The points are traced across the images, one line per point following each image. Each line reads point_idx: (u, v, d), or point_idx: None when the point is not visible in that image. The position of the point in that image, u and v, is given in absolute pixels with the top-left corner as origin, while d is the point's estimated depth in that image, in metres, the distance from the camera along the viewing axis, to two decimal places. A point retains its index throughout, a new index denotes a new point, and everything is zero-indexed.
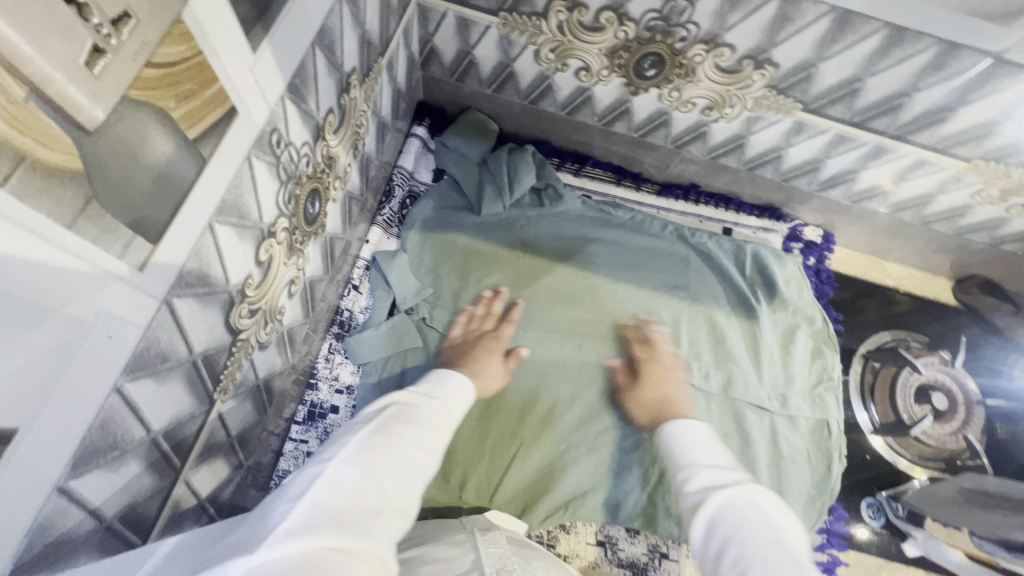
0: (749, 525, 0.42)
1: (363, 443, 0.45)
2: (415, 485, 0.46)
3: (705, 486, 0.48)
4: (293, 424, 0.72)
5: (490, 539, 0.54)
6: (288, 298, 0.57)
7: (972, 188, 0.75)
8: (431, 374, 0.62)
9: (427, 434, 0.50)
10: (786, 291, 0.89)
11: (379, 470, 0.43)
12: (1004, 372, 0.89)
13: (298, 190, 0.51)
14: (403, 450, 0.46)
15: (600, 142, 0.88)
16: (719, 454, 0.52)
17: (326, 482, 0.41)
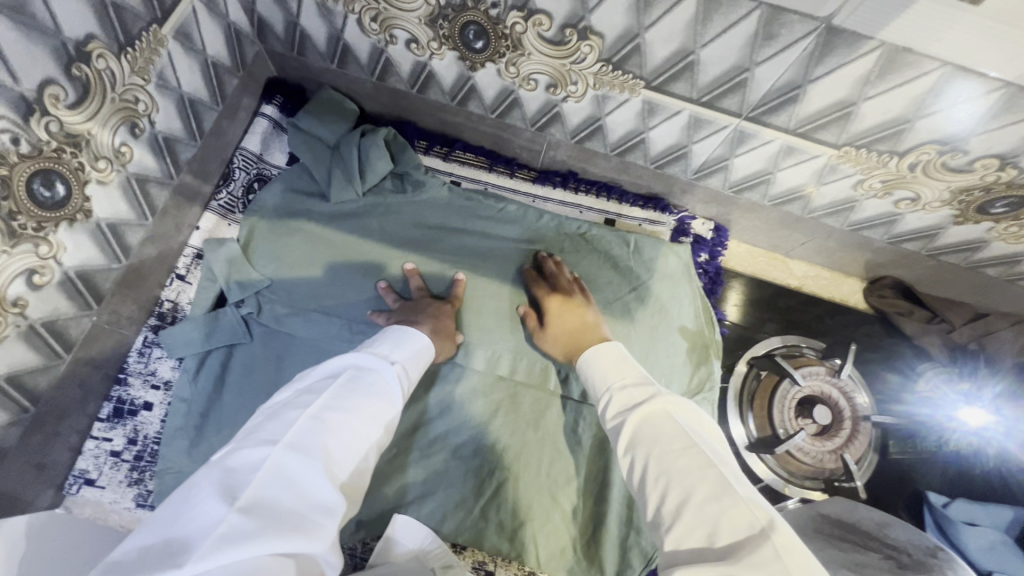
0: (666, 439, 0.45)
1: (316, 423, 0.43)
2: (361, 463, 0.46)
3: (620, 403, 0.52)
4: (97, 420, 0.68)
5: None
6: (28, 288, 0.52)
7: (852, 178, 0.66)
8: (389, 330, 0.61)
9: (380, 404, 0.49)
10: (665, 288, 0.80)
11: (328, 456, 0.42)
12: (900, 400, 0.80)
13: (4, 171, 0.46)
14: (357, 429, 0.46)
15: (464, 124, 0.82)
16: (632, 372, 0.57)
17: (267, 473, 0.38)
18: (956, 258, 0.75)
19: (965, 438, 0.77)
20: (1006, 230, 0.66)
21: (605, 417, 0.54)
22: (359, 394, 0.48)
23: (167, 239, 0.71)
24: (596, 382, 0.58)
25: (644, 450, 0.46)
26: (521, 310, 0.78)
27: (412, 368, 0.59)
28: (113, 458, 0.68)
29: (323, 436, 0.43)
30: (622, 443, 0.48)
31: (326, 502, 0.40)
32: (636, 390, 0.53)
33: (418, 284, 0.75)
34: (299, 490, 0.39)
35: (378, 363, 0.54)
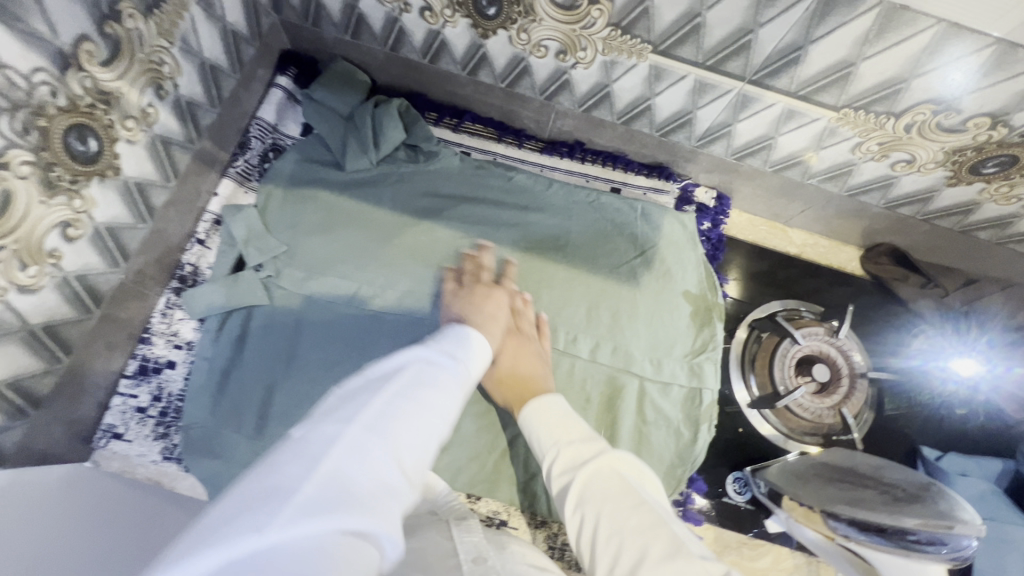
0: (612, 496, 0.49)
1: (389, 408, 0.42)
2: (426, 455, 0.43)
3: (574, 457, 0.53)
4: (123, 377, 0.70)
5: (466, 528, 0.53)
6: (63, 240, 0.54)
7: (850, 141, 0.69)
8: (449, 330, 0.61)
9: (446, 395, 0.48)
10: (669, 254, 0.83)
11: (398, 443, 0.40)
12: (900, 351, 0.83)
13: (44, 122, 0.48)
14: (425, 417, 0.44)
15: (474, 95, 0.84)
16: (576, 427, 0.57)
17: (340, 446, 0.37)
18: (950, 222, 0.78)
19: (952, 386, 0.81)
20: (997, 191, 0.69)
21: (552, 473, 0.54)
22: (427, 384, 0.47)
23: (187, 204, 0.73)
24: (539, 444, 0.57)
25: (593, 509, 0.49)
26: (531, 276, 0.81)
27: (474, 366, 0.57)
28: (139, 413, 0.71)
29: (394, 421, 0.41)
30: (572, 502, 0.50)
31: (392, 487, 0.38)
32: (579, 447, 0.54)
33: (484, 265, 0.78)
34: (368, 468, 0.37)
35: (444, 360, 0.52)
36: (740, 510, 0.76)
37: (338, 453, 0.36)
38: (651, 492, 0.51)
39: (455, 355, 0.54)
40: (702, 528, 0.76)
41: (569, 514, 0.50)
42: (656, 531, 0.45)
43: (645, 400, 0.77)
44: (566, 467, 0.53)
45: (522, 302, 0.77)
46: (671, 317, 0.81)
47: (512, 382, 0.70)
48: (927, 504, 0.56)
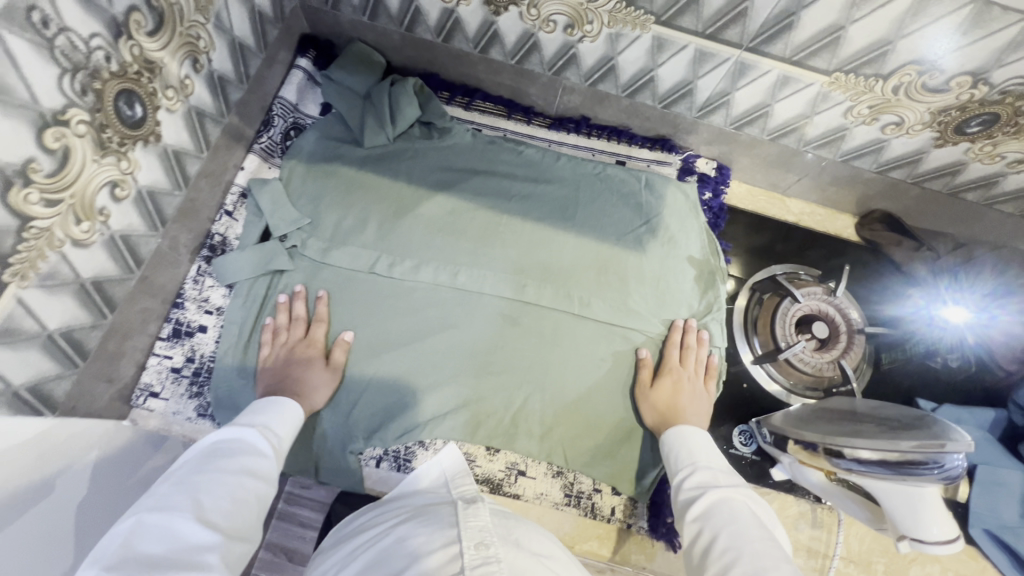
0: (739, 519, 0.56)
1: (183, 488, 0.49)
2: (241, 511, 0.50)
3: (700, 481, 0.63)
4: (158, 339, 0.74)
5: (473, 513, 0.55)
6: (111, 200, 0.58)
7: (842, 106, 0.73)
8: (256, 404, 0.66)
9: (250, 461, 0.55)
10: (672, 221, 0.88)
11: (199, 507, 0.48)
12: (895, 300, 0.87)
13: (98, 86, 0.52)
14: (232, 484, 0.52)
15: (484, 73, 0.88)
16: (715, 459, 0.67)
17: (134, 531, 0.44)
18: (939, 184, 0.83)
19: (945, 334, 0.83)
20: (982, 150, 0.74)
21: (683, 485, 0.65)
22: (219, 455, 0.55)
23: (216, 176, 0.77)
24: (676, 458, 0.69)
25: (712, 522, 0.57)
26: (542, 243, 0.85)
27: (282, 426, 0.64)
28: (173, 374, 0.74)
29: (193, 494, 0.49)
30: (693, 515, 0.59)
31: (201, 544, 0.45)
32: (713, 473, 0.64)
33: (302, 312, 0.77)
34: (168, 539, 0.44)
35: (263, 439, 0.60)
36: (746, 460, 0.80)
37: (140, 535, 0.44)
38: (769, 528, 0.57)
39: (268, 428, 0.62)
40: None
41: (689, 521, 0.59)
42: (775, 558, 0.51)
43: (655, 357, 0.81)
44: (697, 483, 0.64)
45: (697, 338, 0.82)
46: (677, 281, 0.85)
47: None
48: (924, 430, 0.59)
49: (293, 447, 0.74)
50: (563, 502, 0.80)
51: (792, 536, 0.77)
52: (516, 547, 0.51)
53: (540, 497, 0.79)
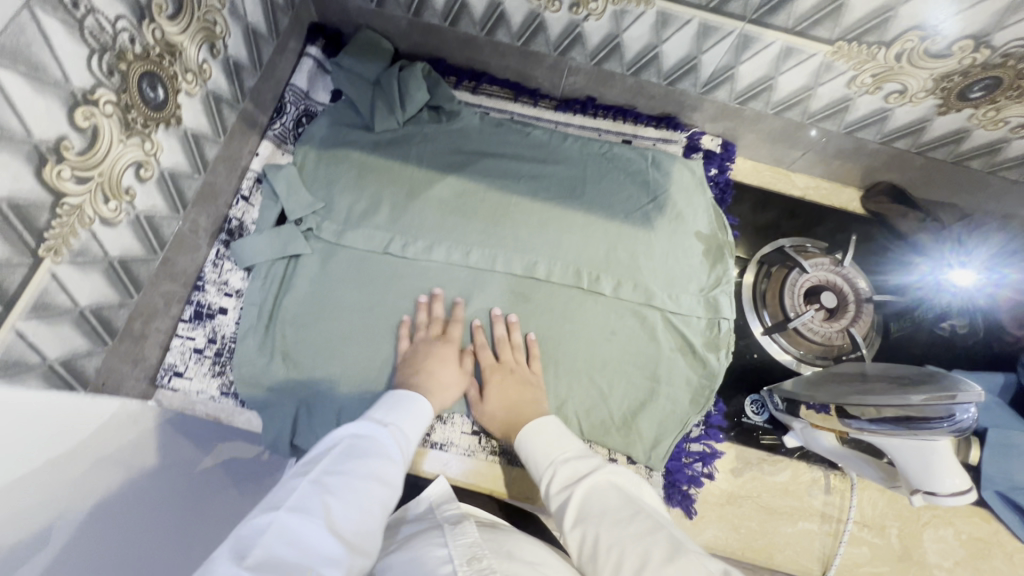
0: (611, 511, 0.53)
1: (315, 489, 0.48)
2: (370, 523, 0.49)
3: (567, 475, 0.60)
4: (181, 321, 0.76)
5: (460, 531, 0.54)
6: (136, 180, 0.60)
7: (845, 76, 0.75)
8: (384, 399, 0.68)
9: (382, 465, 0.55)
10: (679, 198, 0.89)
11: (331, 513, 0.46)
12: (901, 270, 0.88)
13: (123, 67, 0.54)
14: (361, 490, 0.50)
15: (491, 57, 0.90)
16: (571, 443, 0.64)
17: (270, 532, 0.43)
18: (943, 153, 0.84)
19: (951, 298, 0.85)
20: (985, 116, 0.75)
21: (550, 490, 0.60)
22: (352, 456, 0.54)
23: (232, 161, 0.79)
24: (537, 464, 0.64)
25: (594, 522, 0.53)
26: (552, 221, 0.86)
27: (408, 429, 0.64)
28: (196, 354, 0.76)
29: (325, 497, 0.48)
30: (570, 519, 0.55)
31: (332, 555, 0.43)
32: (573, 463, 0.61)
33: (439, 314, 0.80)
34: (303, 546, 0.43)
35: (392, 443, 0.59)
36: (758, 428, 0.81)
37: (275, 538, 0.42)
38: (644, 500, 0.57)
39: (400, 432, 0.62)
40: (725, 446, 0.81)
41: (567, 530, 0.55)
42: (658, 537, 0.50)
43: (668, 329, 0.83)
44: (563, 481, 0.60)
45: (506, 328, 0.81)
46: (687, 256, 0.86)
47: (504, 416, 0.74)
48: (937, 383, 0.60)
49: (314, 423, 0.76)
50: None
51: (806, 503, 0.78)
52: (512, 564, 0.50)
53: None
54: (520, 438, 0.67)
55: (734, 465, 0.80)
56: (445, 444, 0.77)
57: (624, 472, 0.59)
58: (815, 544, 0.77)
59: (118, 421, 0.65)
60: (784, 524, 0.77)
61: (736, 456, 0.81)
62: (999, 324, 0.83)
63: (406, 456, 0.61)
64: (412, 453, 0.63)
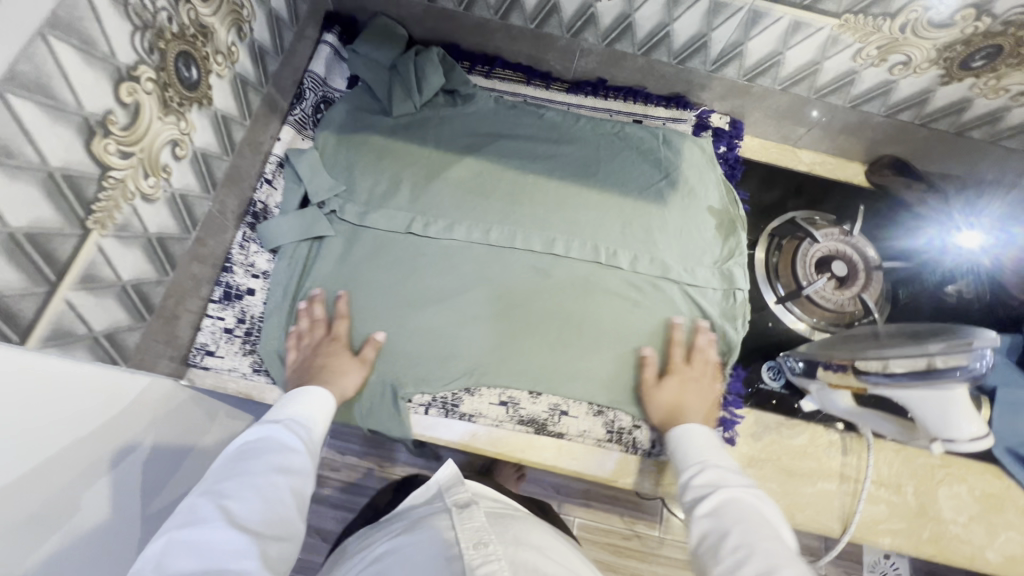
0: (751, 520, 0.57)
1: (213, 499, 0.53)
2: (275, 508, 0.55)
3: (710, 480, 0.64)
4: (210, 302, 0.77)
5: (468, 516, 0.72)
6: (173, 159, 0.62)
7: (852, 48, 0.77)
8: (284, 397, 0.70)
9: (279, 458, 0.59)
10: (690, 174, 0.91)
11: (230, 514, 0.52)
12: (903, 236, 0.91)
13: (162, 46, 0.56)
14: (262, 487, 0.55)
15: (504, 40, 0.92)
16: (722, 457, 0.68)
17: (167, 551, 0.48)
18: (946, 123, 0.87)
19: (955, 260, 0.88)
20: (987, 84, 0.78)
21: (692, 482, 0.65)
22: (243, 460, 0.58)
23: (255, 146, 0.81)
24: (685, 456, 0.69)
25: (727, 523, 0.58)
26: (569, 199, 0.88)
27: (308, 414, 0.67)
28: (227, 334, 0.77)
29: (224, 502, 0.53)
30: (702, 511, 0.61)
31: (235, 547, 0.49)
32: (721, 470, 0.65)
33: (321, 315, 0.77)
34: (204, 550, 0.48)
35: (290, 433, 0.63)
36: (775, 394, 0.84)
37: (180, 551, 0.48)
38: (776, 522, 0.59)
39: (296, 419, 0.65)
40: (745, 413, 0.83)
41: (698, 517, 0.61)
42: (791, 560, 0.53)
43: (685, 301, 0.85)
44: (704, 480, 0.64)
45: (706, 339, 0.82)
46: (700, 230, 0.89)
47: (664, 412, 0.76)
48: (952, 334, 0.62)
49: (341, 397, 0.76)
50: (606, 440, 0.79)
51: (825, 463, 0.81)
52: (507, 542, 0.68)
53: (583, 435, 0.78)
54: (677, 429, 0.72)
55: (754, 431, 0.82)
56: (474, 416, 0.78)
57: (758, 494, 0.61)
58: (835, 503, 0.79)
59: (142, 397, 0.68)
60: (805, 483, 0.79)
61: (756, 421, 0.83)
62: (1001, 284, 0.84)
63: (311, 438, 0.65)
64: (322, 434, 0.67)
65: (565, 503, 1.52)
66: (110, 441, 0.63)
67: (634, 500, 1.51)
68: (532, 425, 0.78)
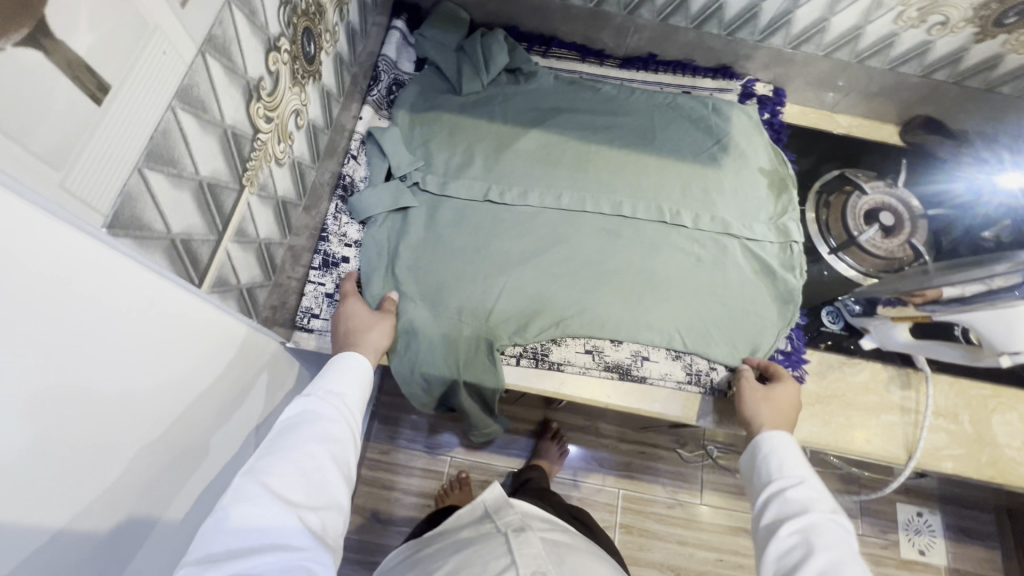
0: (841, 548, 0.58)
1: (256, 474, 0.56)
2: (316, 481, 0.59)
3: (802, 499, 0.63)
4: (312, 270, 0.83)
5: (525, 543, 0.74)
6: (295, 128, 0.67)
7: (894, 12, 0.84)
8: (326, 363, 0.72)
9: (317, 434, 0.62)
10: (740, 138, 0.97)
11: (274, 489, 0.55)
12: (944, 188, 0.97)
13: (295, 21, 0.61)
14: (300, 462, 0.58)
15: (562, 21, 0.99)
16: (812, 474, 0.67)
17: (221, 520, 0.52)
18: (978, 80, 0.94)
19: (998, 199, 0.94)
20: (1017, 40, 0.85)
21: (786, 492, 0.65)
22: (285, 437, 0.61)
23: (341, 124, 0.86)
24: (778, 465, 0.69)
25: (819, 543, 0.58)
26: (630, 164, 0.94)
27: (345, 388, 0.69)
28: (328, 299, 0.83)
29: (266, 479, 0.56)
30: (794, 528, 0.61)
31: (280, 521, 0.53)
32: (812, 491, 0.64)
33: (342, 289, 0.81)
34: (255, 524, 0.52)
35: (324, 405, 0.65)
36: (834, 335, 0.90)
37: (232, 527, 0.52)
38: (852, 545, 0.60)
39: (330, 390, 0.67)
40: (807, 354, 0.89)
41: (784, 533, 0.61)
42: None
43: (747, 255, 0.90)
44: (794, 496, 0.64)
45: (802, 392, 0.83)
46: (755, 189, 0.94)
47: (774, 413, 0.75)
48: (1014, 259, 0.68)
49: (438, 350, 0.80)
50: (685, 381, 0.84)
51: (886, 398, 0.86)
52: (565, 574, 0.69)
53: (665, 377, 0.84)
54: (768, 438, 0.71)
55: (818, 370, 0.88)
56: (563, 363, 0.83)
57: (844, 524, 0.62)
58: (899, 433, 0.84)
59: (244, 355, 0.68)
60: (870, 416, 0.85)
61: (819, 362, 0.88)
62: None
63: (346, 406, 0.68)
64: (360, 403, 0.70)
65: (607, 476, 1.46)
66: (233, 390, 0.66)
67: (689, 472, 1.48)
68: (618, 370, 0.84)
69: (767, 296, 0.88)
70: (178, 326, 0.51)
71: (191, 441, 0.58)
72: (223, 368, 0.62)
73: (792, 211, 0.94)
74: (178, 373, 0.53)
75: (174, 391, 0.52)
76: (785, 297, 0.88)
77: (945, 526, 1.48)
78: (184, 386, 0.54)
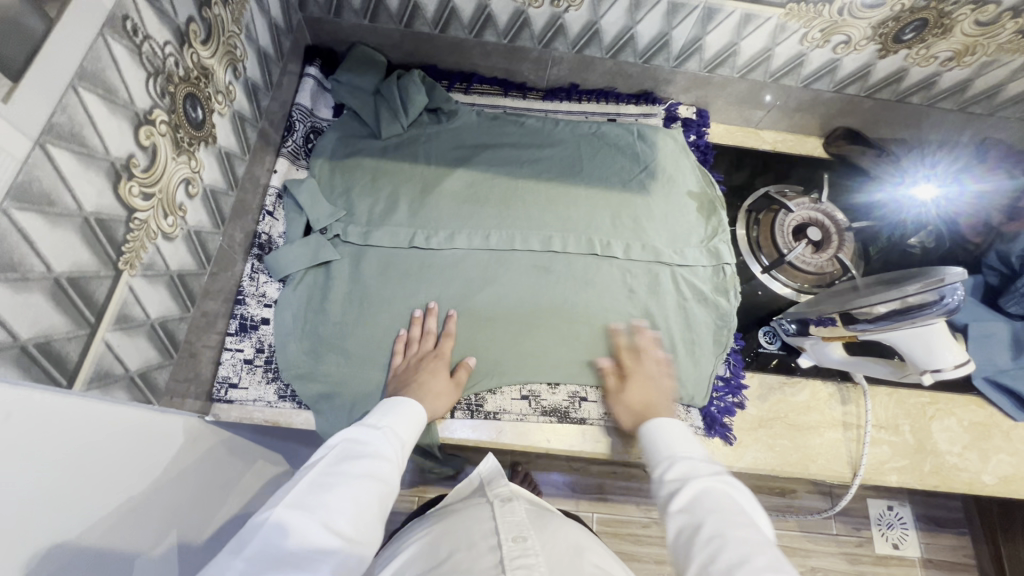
0: (723, 510, 0.56)
1: (314, 489, 0.53)
2: (364, 513, 0.54)
3: (682, 473, 0.62)
4: (227, 335, 0.80)
5: (509, 509, 0.65)
6: (186, 197, 0.64)
7: (798, 33, 0.85)
8: (383, 403, 0.70)
9: (374, 465, 0.58)
10: (666, 163, 0.96)
11: (327, 512, 0.51)
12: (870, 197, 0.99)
13: (172, 88, 0.58)
14: (355, 489, 0.54)
15: (480, 57, 0.98)
16: (693, 447, 0.66)
17: (272, 526, 0.49)
18: (888, 93, 0.96)
19: (919, 210, 0.95)
20: (918, 53, 0.87)
21: (664, 478, 0.63)
22: (346, 461, 0.57)
23: (255, 180, 0.84)
24: (657, 451, 0.67)
25: (703, 511, 0.57)
26: (558, 199, 0.92)
27: (404, 430, 0.66)
28: (246, 365, 0.79)
29: (321, 496, 0.52)
30: (680, 503, 0.59)
31: (325, 546, 0.49)
32: (691, 463, 0.63)
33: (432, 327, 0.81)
34: (302, 538, 0.48)
35: (384, 443, 0.62)
36: (772, 355, 0.90)
37: (278, 530, 0.48)
38: (748, 511, 0.58)
39: (389, 429, 0.64)
40: (748, 377, 0.88)
41: (672, 512, 0.59)
42: (761, 551, 0.51)
43: (680, 282, 0.89)
44: (675, 471, 0.63)
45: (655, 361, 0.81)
46: (685, 214, 0.94)
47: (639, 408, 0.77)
48: (925, 274, 0.68)
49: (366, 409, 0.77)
50: None
51: (827, 415, 0.86)
52: (547, 539, 0.61)
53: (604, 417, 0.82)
54: (648, 424, 0.71)
55: (759, 393, 0.87)
56: (499, 412, 0.82)
57: (729, 483, 0.60)
58: (843, 450, 0.84)
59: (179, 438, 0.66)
60: (813, 436, 0.85)
61: (759, 384, 0.88)
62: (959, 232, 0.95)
63: (402, 448, 0.64)
64: (411, 453, 0.66)
65: (580, 501, 1.43)
66: (169, 473, 0.63)
67: None
68: (555, 414, 0.82)
69: (702, 321, 0.87)
70: (78, 435, 0.48)
71: (122, 544, 0.54)
72: (151, 455, 0.59)
73: (723, 231, 0.93)
74: (84, 470, 0.49)
75: (75, 511, 0.48)
76: (722, 323, 0.87)
77: (916, 517, 1.49)
78: (93, 487, 0.50)
